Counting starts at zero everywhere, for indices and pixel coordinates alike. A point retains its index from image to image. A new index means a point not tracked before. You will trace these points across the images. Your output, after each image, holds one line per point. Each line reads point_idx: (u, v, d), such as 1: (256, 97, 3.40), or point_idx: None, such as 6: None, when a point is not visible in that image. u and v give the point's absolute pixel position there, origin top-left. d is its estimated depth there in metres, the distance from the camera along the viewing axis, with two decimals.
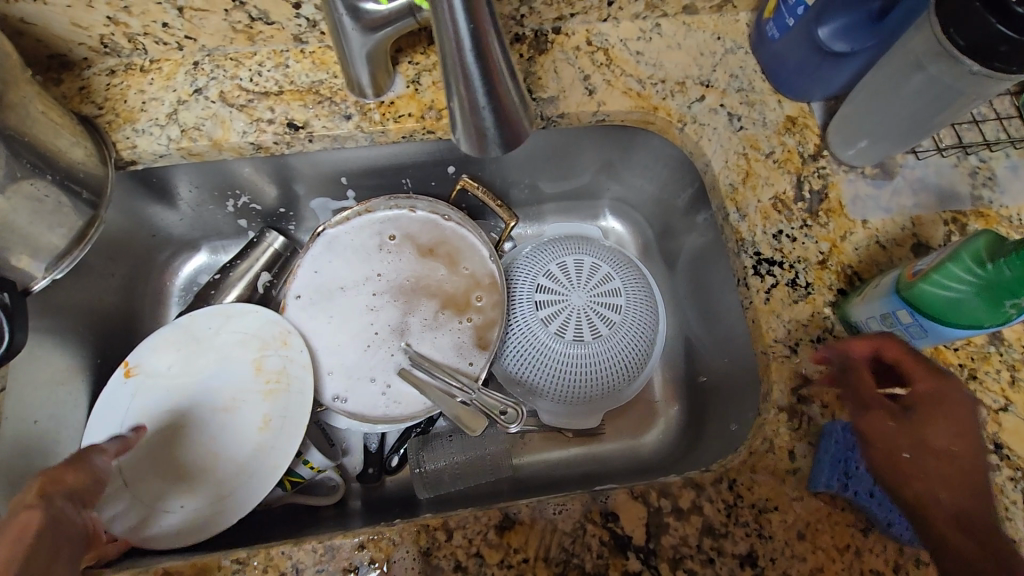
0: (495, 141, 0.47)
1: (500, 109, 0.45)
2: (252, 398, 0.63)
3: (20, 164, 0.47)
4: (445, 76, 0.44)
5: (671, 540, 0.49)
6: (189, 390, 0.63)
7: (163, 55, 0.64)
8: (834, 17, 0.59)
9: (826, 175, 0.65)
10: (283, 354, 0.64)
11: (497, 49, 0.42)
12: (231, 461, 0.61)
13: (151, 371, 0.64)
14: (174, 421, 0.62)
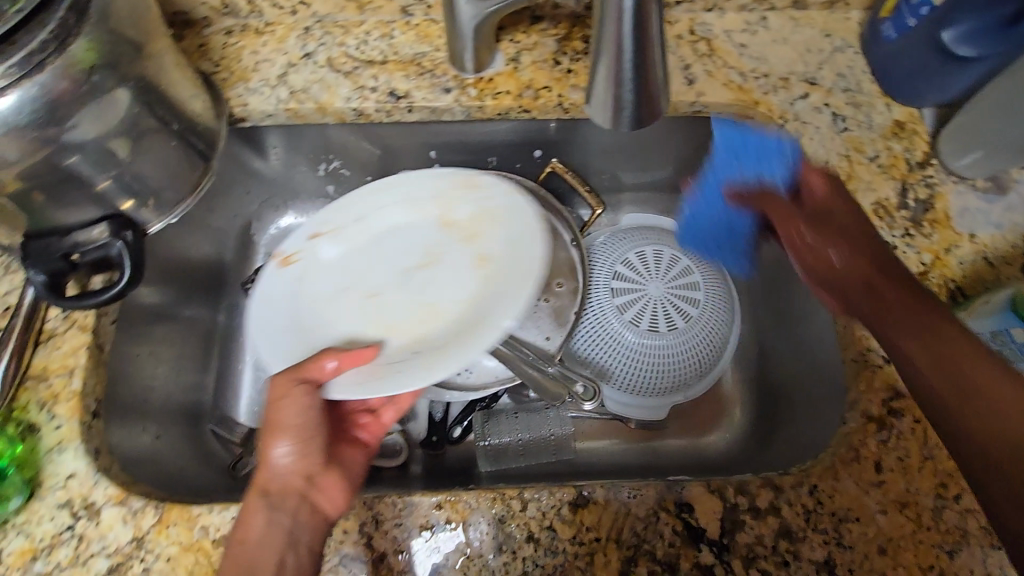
0: (626, 117, 0.48)
1: (641, 82, 0.45)
2: (451, 255, 0.63)
3: (152, 111, 0.50)
4: (596, 49, 0.43)
5: (746, 538, 0.48)
6: (401, 264, 0.63)
7: (277, 19, 0.66)
8: (960, 20, 0.56)
9: (933, 184, 0.62)
10: (489, 203, 0.64)
11: (655, 23, 0.41)
12: (480, 311, 0.58)
13: (329, 245, 0.64)
14: (351, 286, 0.62)
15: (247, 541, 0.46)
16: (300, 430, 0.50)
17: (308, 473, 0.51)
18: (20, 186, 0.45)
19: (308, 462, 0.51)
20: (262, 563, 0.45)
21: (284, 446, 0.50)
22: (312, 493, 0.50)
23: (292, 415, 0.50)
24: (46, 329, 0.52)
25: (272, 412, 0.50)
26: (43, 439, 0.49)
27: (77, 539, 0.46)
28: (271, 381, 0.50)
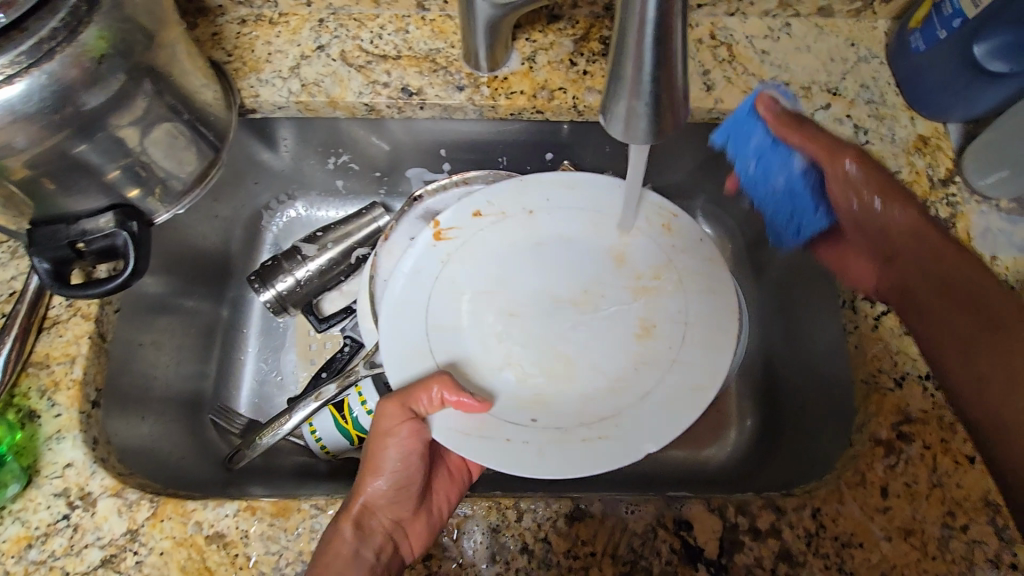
0: (646, 131, 0.37)
1: (663, 93, 0.35)
2: (612, 297, 0.52)
3: (162, 102, 0.49)
4: (619, 42, 0.35)
5: (745, 560, 0.47)
6: (547, 282, 0.53)
7: (291, 10, 0.66)
8: (994, 34, 0.54)
9: (955, 203, 0.60)
10: (680, 255, 0.53)
11: (679, 35, 0.34)
12: (603, 377, 0.50)
13: (491, 233, 0.55)
14: (495, 302, 0.52)
15: (330, 567, 0.44)
16: (395, 460, 0.48)
17: (397, 511, 0.49)
18: (28, 173, 0.44)
19: (399, 500, 0.49)
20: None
21: (378, 479, 0.48)
22: (399, 535, 0.48)
23: (390, 452, 0.48)
24: (51, 315, 0.52)
25: (374, 438, 0.47)
26: (43, 427, 0.49)
27: (72, 529, 0.46)
28: (381, 407, 0.46)
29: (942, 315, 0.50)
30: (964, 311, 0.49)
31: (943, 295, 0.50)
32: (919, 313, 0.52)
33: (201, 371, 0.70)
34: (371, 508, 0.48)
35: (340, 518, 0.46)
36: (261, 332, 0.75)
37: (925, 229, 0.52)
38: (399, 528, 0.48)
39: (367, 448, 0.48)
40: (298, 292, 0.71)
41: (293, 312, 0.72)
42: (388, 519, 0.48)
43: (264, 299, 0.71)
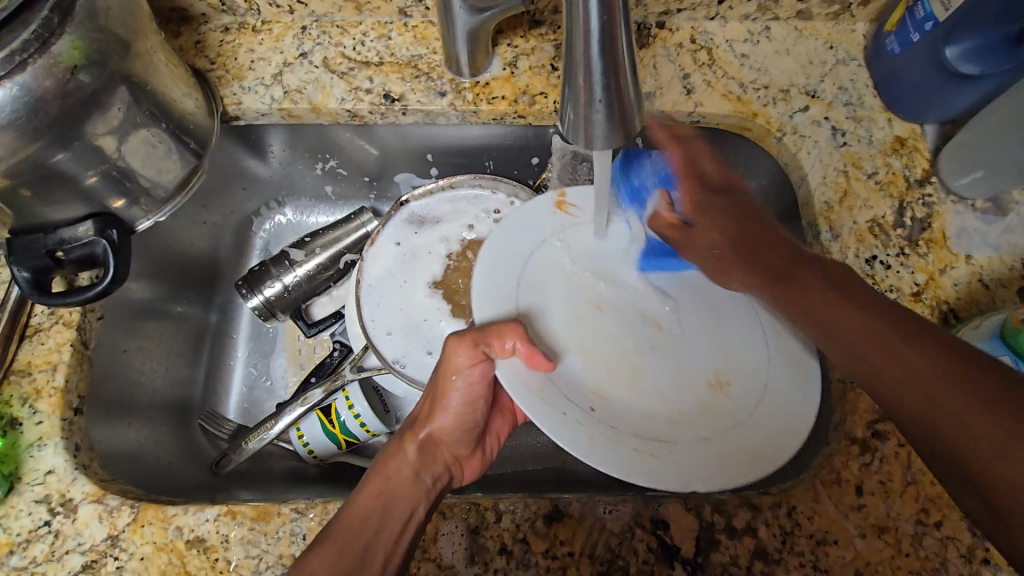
0: (603, 138, 0.38)
1: (615, 100, 0.37)
2: (691, 330, 0.53)
3: (140, 111, 0.50)
4: (567, 51, 0.36)
5: (721, 558, 0.48)
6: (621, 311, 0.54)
7: (274, 17, 0.66)
8: (965, 36, 0.55)
9: (931, 203, 0.61)
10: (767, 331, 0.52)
11: (625, 43, 0.36)
12: (663, 399, 0.50)
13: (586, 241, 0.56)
14: (583, 291, 0.54)
15: (394, 480, 0.47)
16: (467, 400, 0.50)
17: (456, 444, 0.52)
18: (6, 183, 0.45)
19: (461, 434, 0.52)
20: (399, 507, 0.46)
21: (449, 411, 0.50)
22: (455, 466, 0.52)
23: (467, 389, 0.49)
24: (33, 323, 0.53)
25: (453, 369, 0.49)
26: (24, 434, 0.49)
27: (53, 535, 0.46)
28: (453, 344, 0.48)
29: (868, 352, 0.44)
30: (861, 359, 0.45)
31: (859, 341, 0.45)
32: (855, 359, 0.45)
33: (189, 376, 0.70)
34: (435, 439, 0.51)
35: (407, 437, 0.50)
36: (249, 337, 0.75)
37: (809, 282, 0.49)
38: (456, 460, 0.52)
39: (443, 380, 0.50)
40: (286, 297, 0.71)
41: (281, 317, 0.73)
42: (447, 448, 0.51)
43: (251, 305, 0.71)
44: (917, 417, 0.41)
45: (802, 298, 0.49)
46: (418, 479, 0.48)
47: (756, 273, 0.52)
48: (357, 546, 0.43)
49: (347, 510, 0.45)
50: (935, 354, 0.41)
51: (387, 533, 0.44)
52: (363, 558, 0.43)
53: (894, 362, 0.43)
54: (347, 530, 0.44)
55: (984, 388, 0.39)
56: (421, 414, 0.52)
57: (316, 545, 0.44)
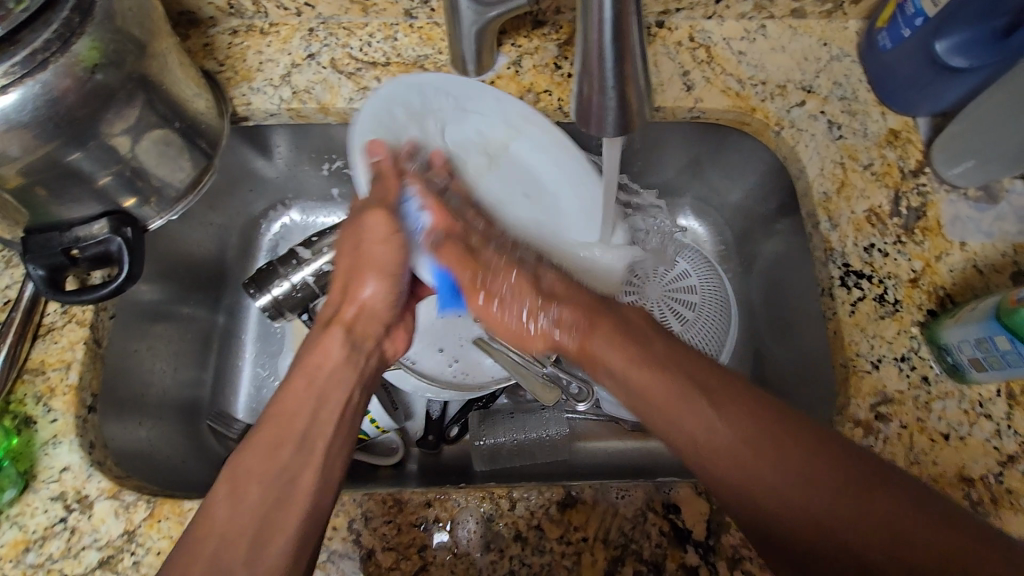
0: (614, 121, 0.42)
1: (625, 85, 0.40)
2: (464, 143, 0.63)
3: (154, 112, 0.50)
4: (580, 40, 0.39)
5: (732, 540, 0.49)
6: (473, 151, 0.63)
7: (281, 20, 0.67)
8: (954, 31, 0.56)
9: (925, 193, 0.63)
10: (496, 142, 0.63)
11: (635, 31, 0.38)
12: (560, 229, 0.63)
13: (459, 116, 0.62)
14: (478, 156, 0.63)
15: (323, 368, 0.48)
16: (392, 269, 0.53)
17: (382, 318, 0.54)
18: (21, 182, 0.45)
19: (385, 307, 0.54)
20: (332, 398, 0.47)
21: (370, 284, 0.53)
22: (384, 342, 0.55)
23: (388, 256, 0.53)
24: (45, 323, 0.53)
25: (365, 243, 0.52)
26: (39, 432, 0.49)
27: (70, 531, 0.47)
28: (369, 212, 0.52)
29: (731, 451, 0.41)
30: (744, 472, 0.41)
31: (696, 443, 0.43)
32: (722, 456, 0.42)
33: (197, 377, 0.70)
34: (363, 312, 0.53)
35: (330, 324, 0.51)
36: (258, 337, 0.75)
37: (668, 370, 0.46)
38: (382, 336, 0.54)
39: (356, 253, 0.53)
40: (294, 295, 0.71)
41: (289, 316, 0.72)
42: (377, 323, 0.53)
43: (260, 304, 0.71)
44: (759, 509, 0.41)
45: (670, 389, 0.45)
46: (351, 352, 0.51)
47: (614, 355, 0.48)
48: (293, 435, 0.44)
49: (276, 407, 0.45)
50: (787, 468, 0.40)
51: (322, 420, 0.46)
52: (301, 444, 0.44)
53: (734, 470, 0.41)
54: (279, 425, 0.44)
55: (884, 486, 0.38)
56: (345, 293, 0.54)
57: (245, 446, 0.43)
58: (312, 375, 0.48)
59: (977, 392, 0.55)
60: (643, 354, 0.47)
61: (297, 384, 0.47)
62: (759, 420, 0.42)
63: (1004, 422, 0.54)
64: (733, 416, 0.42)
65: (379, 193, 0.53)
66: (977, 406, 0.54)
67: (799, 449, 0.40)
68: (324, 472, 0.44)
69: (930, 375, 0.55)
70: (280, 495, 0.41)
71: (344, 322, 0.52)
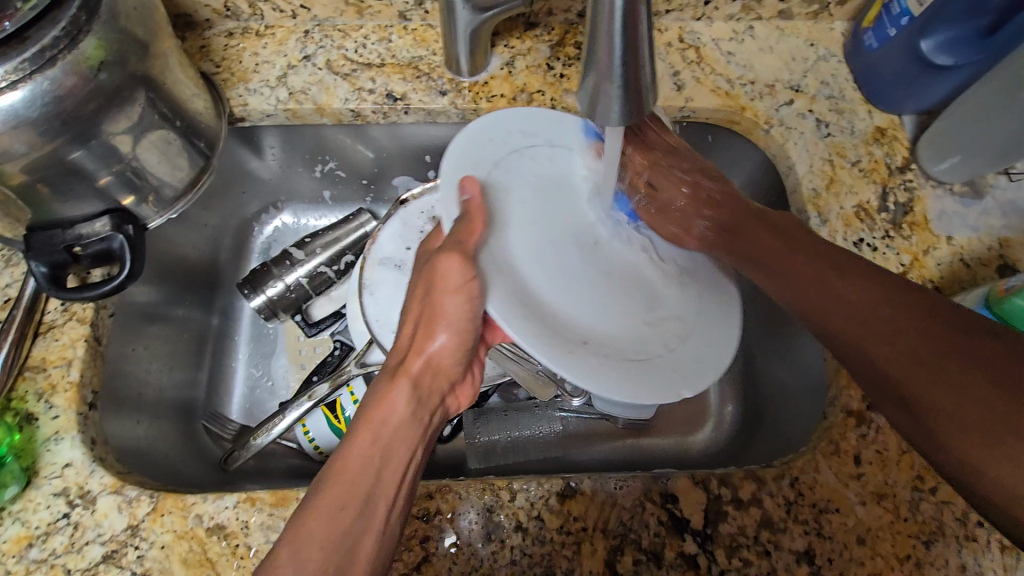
0: (619, 110, 0.43)
1: (632, 74, 0.40)
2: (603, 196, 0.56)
3: (156, 111, 0.51)
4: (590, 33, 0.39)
5: (729, 529, 0.49)
6: (570, 221, 0.55)
7: (277, 23, 0.68)
8: (938, 30, 0.58)
9: (912, 188, 0.64)
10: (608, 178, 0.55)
11: (644, 24, 0.39)
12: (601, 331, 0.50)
13: (547, 154, 0.56)
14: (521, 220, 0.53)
15: (388, 426, 0.46)
16: (458, 322, 0.49)
17: (447, 373, 0.51)
18: (25, 179, 0.46)
19: (452, 360, 0.51)
20: (397, 450, 0.45)
21: (440, 338, 0.49)
22: (451, 388, 0.53)
23: (458, 311, 0.48)
24: (47, 320, 0.54)
25: (435, 291, 0.48)
26: (41, 428, 0.49)
27: (73, 527, 0.47)
28: (446, 256, 0.47)
29: (847, 312, 0.48)
30: (851, 334, 0.47)
31: (822, 308, 0.49)
32: (811, 301, 0.50)
33: (195, 377, 0.71)
34: (430, 366, 0.50)
35: (396, 375, 0.49)
36: (251, 338, 0.76)
37: (829, 276, 0.50)
38: (447, 392, 0.52)
39: (426, 299, 0.50)
40: (289, 296, 0.72)
41: (283, 317, 0.73)
42: (443, 377, 0.51)
43: (255, 305, 0.71)
44: (886, 369, 0.44)
45: (813, 275, 0.51)
46: (419, 409, 0.48)
47: (769, 246, 0.55)
48: (355, 497, 0.42)
49: (338, 464, 0.43)
50: (919, 332, 0.43)
51: (386, 481, 0.44)
52: (363, 508, 0.41)
53: (843, 329, 0.47)
54: (342, 485, 0.42)
55: (994, 366, 0.40)
56: (413, 341, 0.50)
57: (309, 503, 0.41)
58: (376, 429, 0.45)
59: None
60: (825, 259, 0.51)
61: (362, 434, 0.45)
62: (890, 303, 0.46)
63: None
64: (902, 303, 0.45)
65: (461, 233, 0.48)
66: None
67: (924, 316, 0.44)
68: (382, 537, 0.42)
69: None
70: (342, 564, 0.39)
71: (409, 374, 0.49)
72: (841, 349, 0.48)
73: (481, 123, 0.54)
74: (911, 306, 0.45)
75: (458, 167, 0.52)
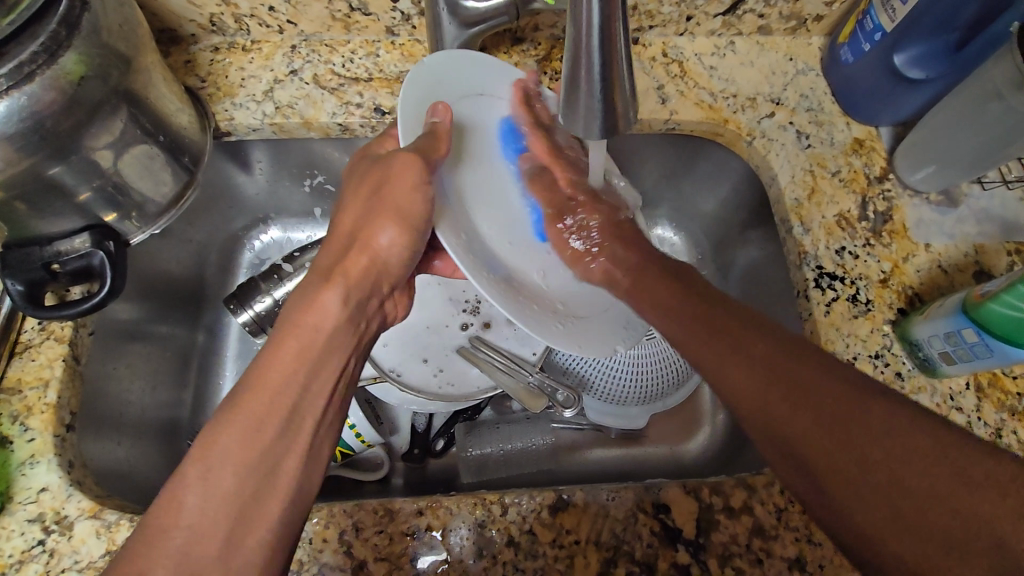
0: (600, 125, 0.43)
1: (611, 88, 0.42)
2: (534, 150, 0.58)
3: (137, 127, 0.51)
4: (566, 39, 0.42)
5: (722, 538, 0.49)
6: (523, 159, 0.58)
7: (263, 37, 0.68)
8: (911, 45, 0.60)
9: (890, 198, 0.66)
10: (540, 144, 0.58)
11: (621, 36, 0.41)
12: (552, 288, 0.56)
13: (502, 106, 0.56)
14: (500, 182, 0.57)
15: (321, 333, 0.44)
16: (414, 221, 0.47)
17: (395, 271, 0.50)
18: (2, 196, 0.45)
19: (397, 261, 0.50)
20: (328, 364, 0.43)
21: (386, 233, 0.47)
22: (385, 298, 0.50)
23: (416, 206, 0.47)
24: (23, 340, 0.52)
25: (386, 186, 0.46)
26: (15, 452, 0.48)
27: (48, 555, 0.45)
28: (402, 154, 0.45)
29: (819, 396, 0.37)
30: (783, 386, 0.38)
31: (721, 369, 0.42)
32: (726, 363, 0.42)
33: (178, 397, 0.69)
34: (373, 261, 0.48)
35: (332, 280, 0.46)
36: (238, 355, 0.74)
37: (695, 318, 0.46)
38: (386, 295, 0.50)
39: (376, 196, 0.48)
40: (277, 310, 0.68)
41: (272, 331, 0.69)
42: (387, 276, 0.49)
43: (241, 320, 0.67)
44: (798, 446, 0.37)
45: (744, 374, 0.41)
46: (340, 296, 0.45)
47: (676, 324, 0.48)
48: (280, 411, 0.40)
49: (259, 372, 0.41)
50: (816, 407, 0.37)
51: (314, 394, 0.42)
52: (288, 423, 0.40)
53: (785, 420, 0.37)
54: (255, 411, 0.39)
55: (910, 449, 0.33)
56: (356, 236, 0.48)
57: (220, 423, 0.38)
58: (319, 349, 0.43)
59: (948, 385, 0.57)
60: (666, 304, 0.50)
61: (294, 342, 0.42)
62: (820, 369, 0.39)
63: (974, 415, 0.56)
64: (788, 372, 0.39)
65: (429, 144, 0.46)
66: (948, 399, 0.56)
67: (838, 393, 0.37)
68: (304, 467, 0.40)
69: (904, 371, 0.58)
70: (260, 488, 0.37)
71: (349, 278, 0.47)
72: (707, 368, 0.44)
73: (460, 54, 0.53)
74: (812, 367, 0.39)
75: (427, 88, 0.49)
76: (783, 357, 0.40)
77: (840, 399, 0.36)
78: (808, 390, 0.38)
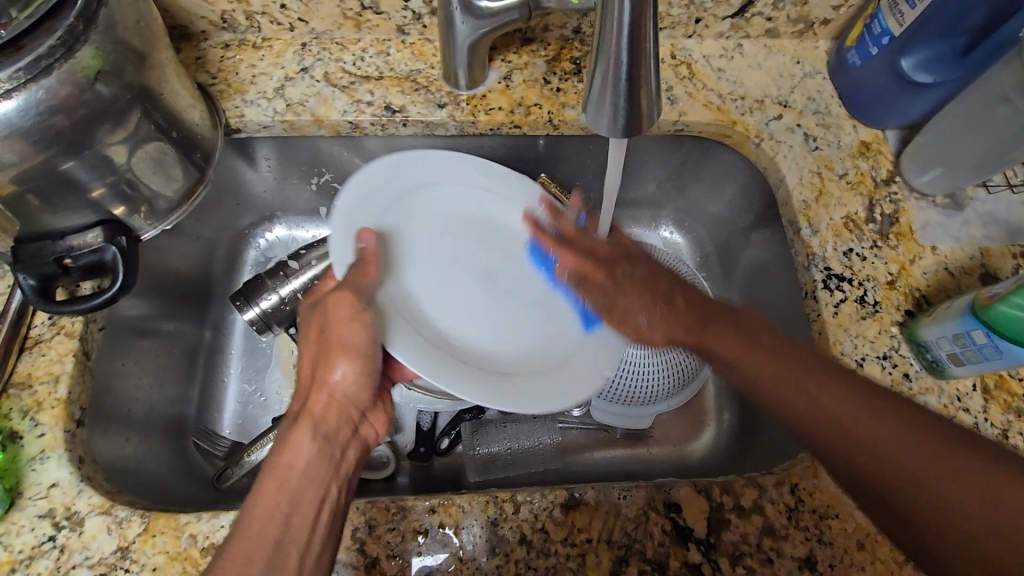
0: (624, 123, 0.45)
1: (636, 87, 0.43)
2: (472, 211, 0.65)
3: (151, 123, 0.50)
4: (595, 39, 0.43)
5: (732, 537, 0.49)
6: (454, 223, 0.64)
7: (274, 35, 0.68)
8: (919, 49, 0.61)
9: (897, 201, 0.66)
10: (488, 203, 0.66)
11: (651, 37, 0.41)
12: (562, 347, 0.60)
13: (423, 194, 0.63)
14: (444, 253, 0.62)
15: (295, 469, 0.45)
16: (362, 349, 0.50)
17: (359, 399, 0.51)
18: (16, 190, 0.45)
19: (359, 388, 0.51)
20: (310, 488, 0.45)
21: (340, 368, 0.50)
22: (357, 426, 0.51)
23: (356, 336, 0.50)
24: (33, 335, 0.52)
25: (329, 327, 0.50)
26: (26, 447, 0.48)
27: (58, 550, 0.45)
28: (334, 295, 0.51)
29: (870, 424, 0.43)
30: (873, 453, 0.42)
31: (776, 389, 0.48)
32: (786, 390, 0.47)
33: (184, 395, 0.69)
34: (336, 394, 0.50)
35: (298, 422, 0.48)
36: (242, 353, 0.74)
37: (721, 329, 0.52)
38: (359, 420, 0.52)
39: (323, 336, 0.51)
40: (283, 308, 0.68)
41: (277, 330, 0.70)
42: (350, 407, 0.51)
43: (247, 318, 0.68)
44: (849, 452, 0.43)
45: (773, 371, 0.48)
46: (314, 439, 0.47)
47: (771, 356, 0.49)
48: (264, 547, 0.41)
49: (245, 515, 0.42)
50: (850, 393, 0.45)
51: (296, 527, 0.42)
52: (272, 561, 0.40)
53: (815, 407, 0.45)
54: (251, 536, 0.41)
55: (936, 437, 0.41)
56: (314, 377, 0.51)
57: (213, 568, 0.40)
58: (295, 485, 0.44)
59: (954, 387, 0.57)
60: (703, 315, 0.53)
61: (273, 477, 0.44)
62: (847, 383, 0.45)
63: (981, 416, 0.56)
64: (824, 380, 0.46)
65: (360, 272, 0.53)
66: (955, 400, 0.57)
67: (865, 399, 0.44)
68: None
69: (911, 371, 0.58)
70: None
71: (312, 414, 0.49)
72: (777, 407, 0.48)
73: (396, 159, 0.62)
74: (854, 380, 0.45)
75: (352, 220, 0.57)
76: (782, 361, 0.48)
77: (846, 417, 0.44)
78: (815, 429, 0.45)
